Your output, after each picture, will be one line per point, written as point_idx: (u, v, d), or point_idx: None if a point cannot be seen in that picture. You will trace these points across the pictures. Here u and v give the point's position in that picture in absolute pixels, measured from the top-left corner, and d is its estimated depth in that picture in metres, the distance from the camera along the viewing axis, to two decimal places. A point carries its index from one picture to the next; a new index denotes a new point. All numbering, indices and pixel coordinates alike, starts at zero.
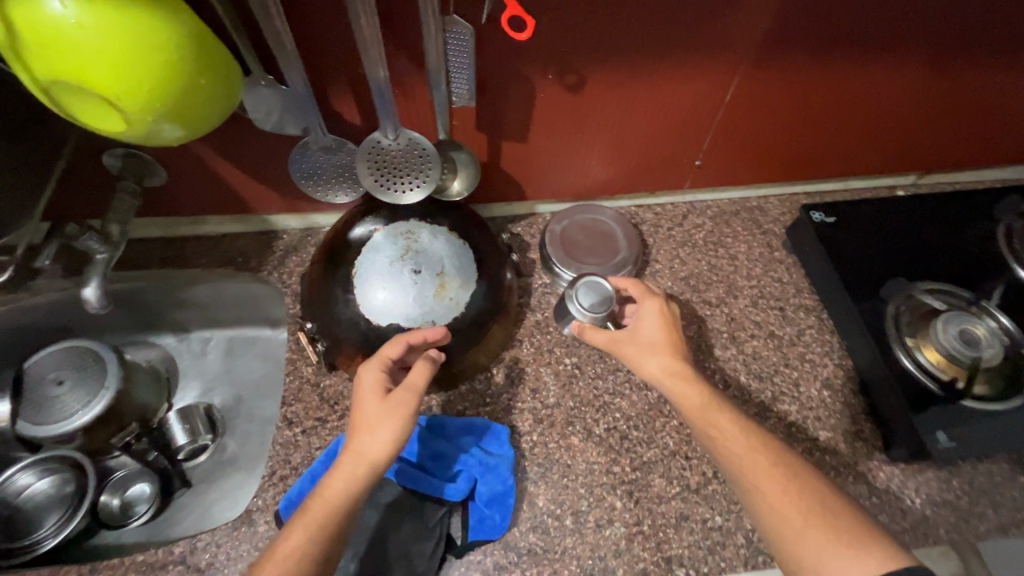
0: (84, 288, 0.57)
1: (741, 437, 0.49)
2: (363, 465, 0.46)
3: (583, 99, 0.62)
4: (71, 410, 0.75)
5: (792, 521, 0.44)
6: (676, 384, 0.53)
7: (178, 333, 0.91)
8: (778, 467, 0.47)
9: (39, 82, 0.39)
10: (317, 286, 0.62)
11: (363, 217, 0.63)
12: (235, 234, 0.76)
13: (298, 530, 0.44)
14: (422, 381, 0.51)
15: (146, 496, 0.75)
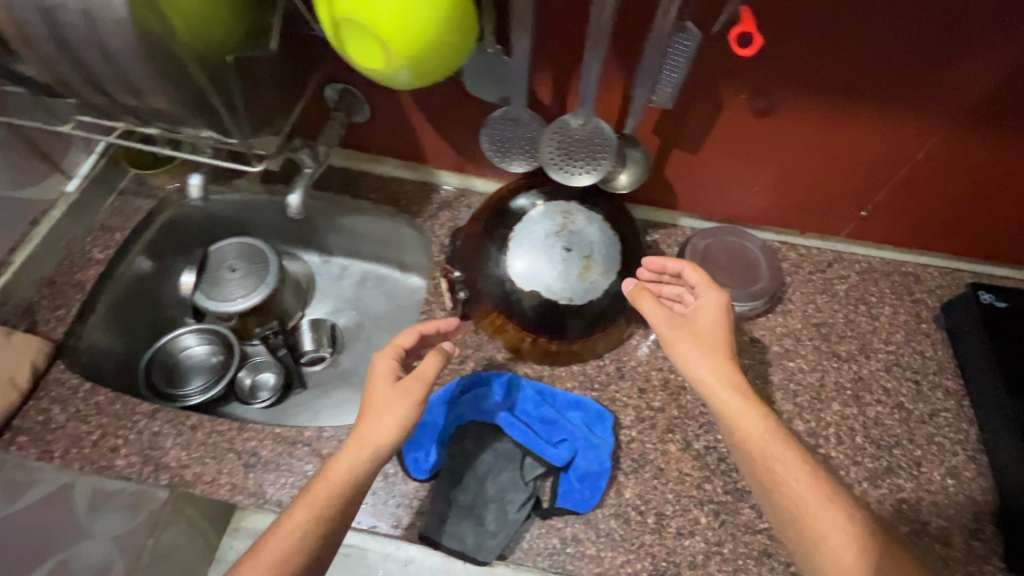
0: (290, 194, 0.66)
1: (785, 453, 0.51)
2: (367, 448, 0.52)
3: (770, 123, 0.62)
4: (234, 295, 0.86)
5: (805, 516, 0.49)
6: (722, 389, 0.54)
7: (323, 255, 1.01)
8: (793, 472, 0.50)
9: (333, 17, 0.47)
10: (474, 241, 0.68)
11: (527, 190, 0.68)
12: (401, 179, 0.85)
13: (302, 509, 0.50)
14: (430, 373, 0.56)
15: (269, 386, 0.88)
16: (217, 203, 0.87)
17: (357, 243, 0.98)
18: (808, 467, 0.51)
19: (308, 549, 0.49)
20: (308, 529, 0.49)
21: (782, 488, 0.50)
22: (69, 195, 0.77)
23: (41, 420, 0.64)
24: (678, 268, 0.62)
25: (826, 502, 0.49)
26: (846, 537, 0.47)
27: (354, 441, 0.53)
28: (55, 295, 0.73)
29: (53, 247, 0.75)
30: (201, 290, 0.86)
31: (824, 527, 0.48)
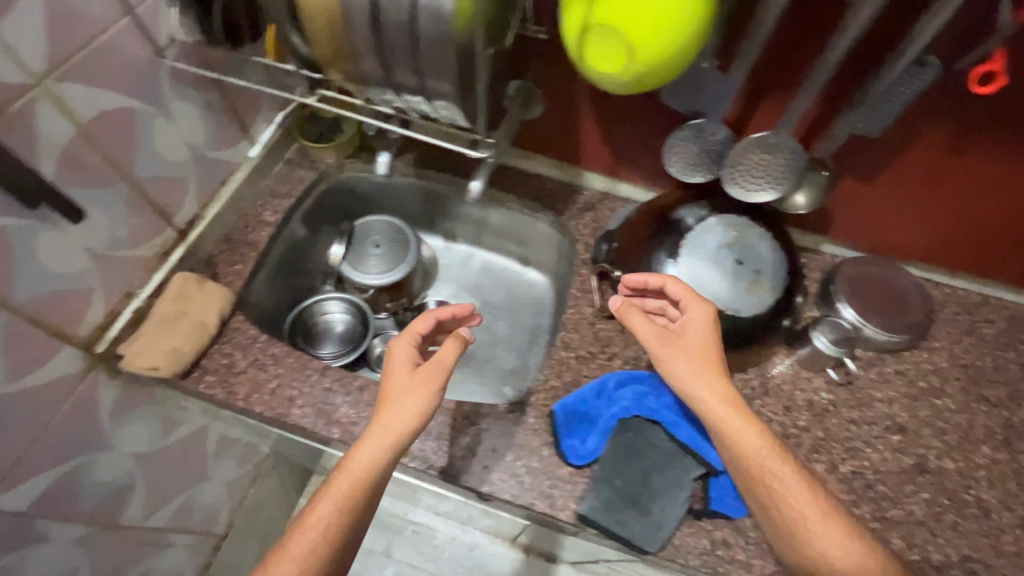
0: (471, 181, 0.70)
1: (792, 476, 0.54)
2: (390, 436, 0.58)
3: (963, 161, 0.62)
4: (369, 271, 0.89)
5: (795, 520, 0.53)
6: (717, 409, 0.57)
7: (447, 239, 1.04)
8: (775, 480, 0.54)
9: (587, 23, 0.51)
10: (639, 244, 0.71)
11: (692, 204, 0.70)
12: (547, 176, 0.88)
13: (327, 503, 0.56)
14: (449, 360, 0.62)
15: None
16: (360, 178, 0.92)
17: (483, 233, 1.01)
18: (790, 472, 0.55)
19: (338, 530, 0.55)
20: (330, 515, 0.55)
21: (769, 493, 0.54)
22: (250, 158, 0.82)
23: (225, 363, 0.70)
24: (660, 282, 0.63)
25: (822, 515, 0.53)
26: (832, 540, 0.52)
27: (378, 429, 0.58)
28: (233, 250, 0.78)
29: (233, 206, 0.80)
30: (346, 259, 0.90)
31: (816, 532, 0.52)
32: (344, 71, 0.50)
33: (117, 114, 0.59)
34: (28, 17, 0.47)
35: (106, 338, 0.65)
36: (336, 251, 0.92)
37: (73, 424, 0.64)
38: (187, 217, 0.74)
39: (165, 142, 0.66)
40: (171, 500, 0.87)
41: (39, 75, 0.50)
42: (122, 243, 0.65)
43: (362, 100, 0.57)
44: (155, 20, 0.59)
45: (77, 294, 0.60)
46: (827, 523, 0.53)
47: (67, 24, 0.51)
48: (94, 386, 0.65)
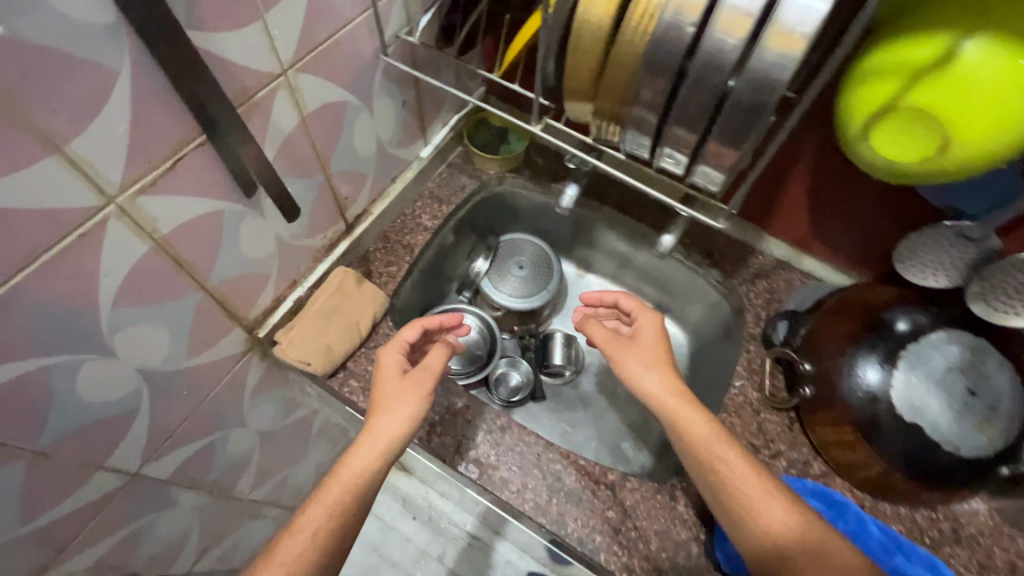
0: (663, 233, 0.64)
1: (747, 473, 0.52)
2: (380, 439, 0.57)
3: None
4: (505, 290, 0.86)
5: (744, 504, 0.50)
6: (670, 403, 0.56)
7: (581, 269, 0.98)
8: (709, 458, 0.52)
9: (894, 103, 0.42)
10: (836, 339, 0.61)
11: (906, 306, 0.61)
12: (719, 230, 0.80)
13: (316, 509, 0.54)
14: (436, 363, 0.63)
15: (510, 385, 0.85)
16: (516, 194, 0.87)
17: (624, 270, 0.94)
18: (736, 456, 0.52)
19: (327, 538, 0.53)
20: (323, 526, 0.53)
21: (709, 482, 0.52)
22: (420, 158, 0.80)
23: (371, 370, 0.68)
24: (615, 298, 0.70)
25: (792, 519, 0.50)
26: (797, 537, 0.49)
27: (372, 437, 0.57)
28: (389, 251, 0.77)
29: (395, 206, 0.78)
30: (490, 276, 0.86)
31: (766, 526, 0.49)
32: (603, 108, 0.46)
33: (333, 108, 0.57)
34: (293, 9, 0.45)
35: (268, 324, 0.64)
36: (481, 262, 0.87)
37: (222, 401, 0.64)
38: (356, 211, 0.72)
39: (361, 137, 0.64)
40: (273, 476, 0.88)
41: (286, 66, 0.48)
42: (303, 233, 0.63)
43: (592, 139, 0.52)
44: (389, 15, 0.56)
45: (258, 279, 0.60)
46: (773, 512, 0.50)
47: (320, 15, 0.48)
48: (247, 367, 0.65)
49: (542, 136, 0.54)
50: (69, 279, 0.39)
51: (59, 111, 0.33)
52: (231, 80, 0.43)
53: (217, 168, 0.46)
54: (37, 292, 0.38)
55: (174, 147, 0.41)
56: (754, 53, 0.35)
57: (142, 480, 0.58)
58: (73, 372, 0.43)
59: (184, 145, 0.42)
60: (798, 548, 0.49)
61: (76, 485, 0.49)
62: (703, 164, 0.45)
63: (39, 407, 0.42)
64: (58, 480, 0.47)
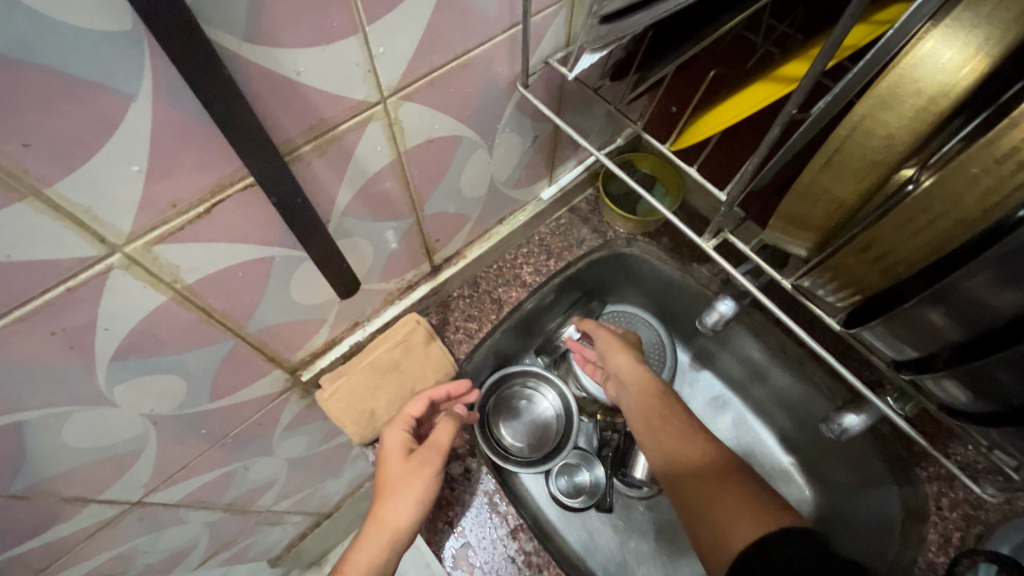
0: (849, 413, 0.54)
1: (682, 434, 0.54)
2: (386, 533, 0.50)
3: None
4: None
5: (664, 434, 0.55)
6: (631, 371, 0.60)
7: (699, 362, 0.75)
8: (655, 400, 0.57)
9: None
10: None
11: None
12: None
13: None
14: (443, 442, 0.53)
15: (577, 486, 0.64)
16: (644, 262, 0.68)
17: (756, 386, 0.71)
18: (674, 413, 0.56)
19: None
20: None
21: (649, 426, 0.56)
22: (540, 199, 0.65)
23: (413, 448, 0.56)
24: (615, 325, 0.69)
25: (722, 464, 0.51)
26: (710, 463, 0.52)
27: (376, 532, 0.50)
28: (475, 301, 0.64)
29: (496, 249, 0.65)
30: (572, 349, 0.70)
31: (671, 448, 0.53)
32: (837, 269, 0.29)
33: (442, 144, 0.43)
34: (409, 23, 0.32)
35: (315, 367, 0.55)
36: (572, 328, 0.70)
37: (249, 434, 0.56)
38: (447, 253, 0.60)
39: (472, 176, 0.51)
40: (300, 491, 0.81)
41: (387, 94, 0.35)
42: (376, 276, 0.52)
43: (794, 284, 0.34)
44: (542, 36, 0.41)
45: (312, 323, 0.50)
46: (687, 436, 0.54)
47: (447, 31, 0.35)
48: (283, 405, 0.56)
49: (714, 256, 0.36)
50: (54, 333, 0.30)
51: (38, 144, 0.23)
52: (304, 110, 0.31)
53: (270, 213, 0.35)
54: (7, 348, 0.29)
55: (213, 189, 0.31)
56: None
57: (145, 505, 0.52)
58: (56, 423, 0.35)
59: (226, 186, 0.31)
60: (702, 479, 0.50)
61: (59, 518, 0.43)
62: (961, 399, 0.30)
63: (11, 456, 0.35)
64: (37, 515, 0.41)
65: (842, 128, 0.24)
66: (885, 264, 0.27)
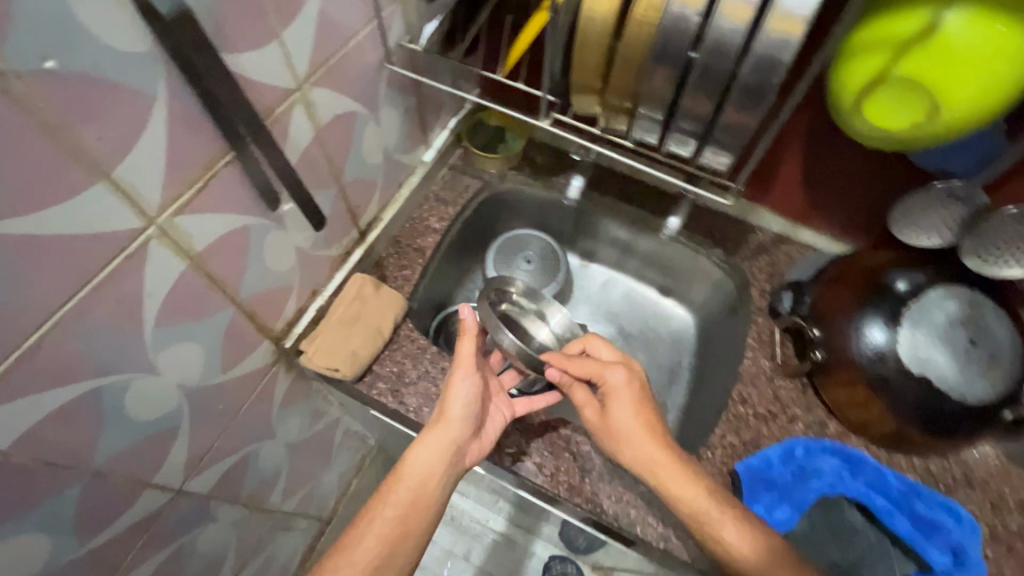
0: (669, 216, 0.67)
1: (729, 531, 0.55)
2: (432, 435, 0.59)
3: None
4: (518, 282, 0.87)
5: (701, 513, 0.55)
6: (652, 475, 0.58)
7: (585, 259, 0.98)
8: (695, 508, 0.55)
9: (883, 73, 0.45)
10: (843, 303, 0.65)
11: (899, 272, 0.63)
12: (718, 211, 0.83)
13: (382, 509, 0.56)
14: (465, 356, 0.61)
15: None
16: (519, 191, 0.89)
17: (628, 258, 0.94)
18: (716, 499, 0.56)
19: (389, 540, 0.55)
20: (383, 532, 0.55)
21: (694, 518, 0.55)
22: (424, 163, 0.82)
23: (395, 371, 0.69)
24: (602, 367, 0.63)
25: (741, 516, 0.56)
26: (747, 544, 0.54)
27: (430, 434, 0.59)
28: (401, 255, 0.79)
29: (404, 211, 0.80)
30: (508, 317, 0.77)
31: (731, 546, 0.54)
32: (613, 99, 0.48)
33: (345, 118, 0.58)
34: (305, 26, 0.47)
35: (293, 334, 0.66)
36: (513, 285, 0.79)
37: (253, 414, 0.65)
38: (368, 220, 0.74)
39: (371, 146, 0.66)
40: (300, 488, 0.89)
41: (301, 80, 0.49)
42: (321, 244, 0.65)
43: (601, 127, 0.53)
44: (392, 26, 0.58)
45: (282, 291, 0.61)
46: (698, 482, 0.57)
47: (331, 28, 0.50)
48: (274, 380, 0.67)
49: (551, 129, 0.54)
50: (118, 300, 0.41)
51: (104, 138, 0.35)
52: (253, 97, 0.45)
53: (244, 184, 0.48)
54: (90, 314, 0.39)
55: (207, 165, 0.43)
56: (755, 36, 0.37)
57: (184, 496, 0.59)
58: (121, 391, 0.44)
59: (215, 162, 0.44)
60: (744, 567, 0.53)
61: (125, 503, 0.51)
62: (711, 147, 0.47)
63: (94, 427, 0.43)
64: (110, 498, 0.48)
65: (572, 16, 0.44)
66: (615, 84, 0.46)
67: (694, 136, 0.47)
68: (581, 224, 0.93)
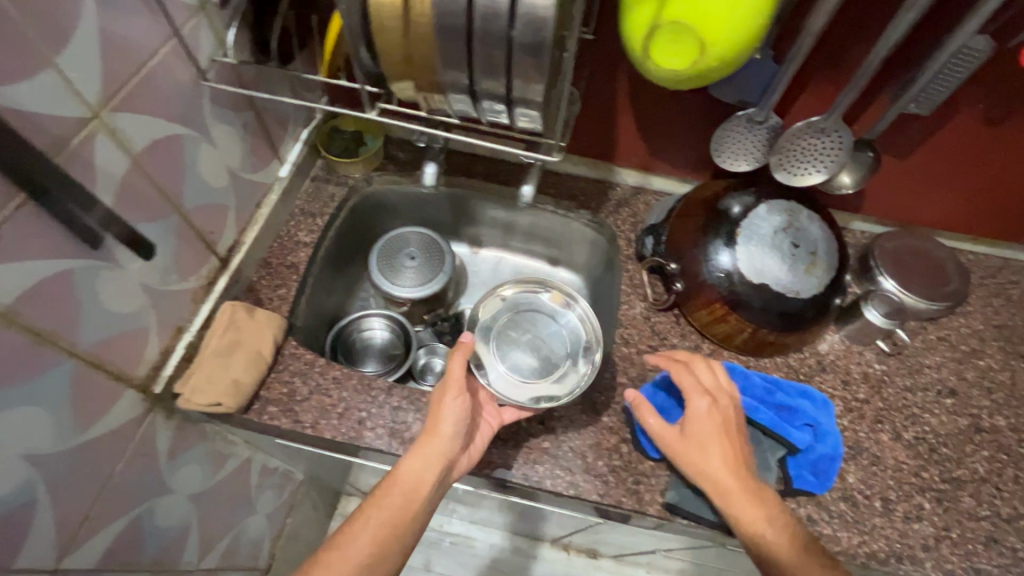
0: None
1: (778, 532, 0.55)
2: (426, 448, 0.57)
3: (999, 134, 0.65)
4: (405, 282, 0.87)
5: (740, 518, 0.56)
6: (718, 488, 0.57)
7: (474, 246, 0.99)
8: (756, 510, 0.56)
9: (656, 23, 0.51)
10: (690, 235, 0.71)
11: (735, 195, 0.71)
12: (579, 176, 0.88)
13: (375, 512, 0.56)
14: (455, 374, 0.59)
15: (436, 370, 0.88)
16: (388, 191, 0.89)
17: (511, 236, 0.96)
18: (769, 503, 0.57)
19: (377, 544, 0.55)
20: (376, 531, 0.55)
21: (751, 526, 0.56)
22: (280, 178, 0.80)
23: (286, 391, 0.68)
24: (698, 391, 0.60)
25: (778, 512, 0.57)
26: (783, 532, 0.55)
27: (421, 445, 0.57)
28: (274, 275, 0.76)
29: (268, 230, 0.77)
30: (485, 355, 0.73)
31: (774, 541, 0.55)
32: (423, 82, 0.49)
33: (167, 142, 0.56)
34: (85, 49, 0.45)
35: (162, 377, 0.63)
36: (543, 289, 0.79)
37: (135, 470, 0.61)
38: (227, 245, 0.71)
39: (209, 168, 0.63)
40: (221, 538, 0.84)
41: (97, 108, 0.47)
42: (173, 276, 0.62)
43: (426, 111, 0.55)
44: (198, 41, 0.56)
45: (135, 333, 0.58)
46: (756, 496, 0.57)
47: (120, 50, 0.48)
48: (153, 429, 0.62)
49: (379, 119, 0.56)
50: None
51: None
52: (38, 131, 0.42)
53: (51, 225, 0.45)
54: None
55: None
56: (519, 3, 0.40)
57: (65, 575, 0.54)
58: None
59: (4, 206, 0.41)
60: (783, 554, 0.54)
61: None
62: (520, 107, 0.49)
63: None
64: None
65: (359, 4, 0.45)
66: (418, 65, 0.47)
67: (501, 106, 0.50)
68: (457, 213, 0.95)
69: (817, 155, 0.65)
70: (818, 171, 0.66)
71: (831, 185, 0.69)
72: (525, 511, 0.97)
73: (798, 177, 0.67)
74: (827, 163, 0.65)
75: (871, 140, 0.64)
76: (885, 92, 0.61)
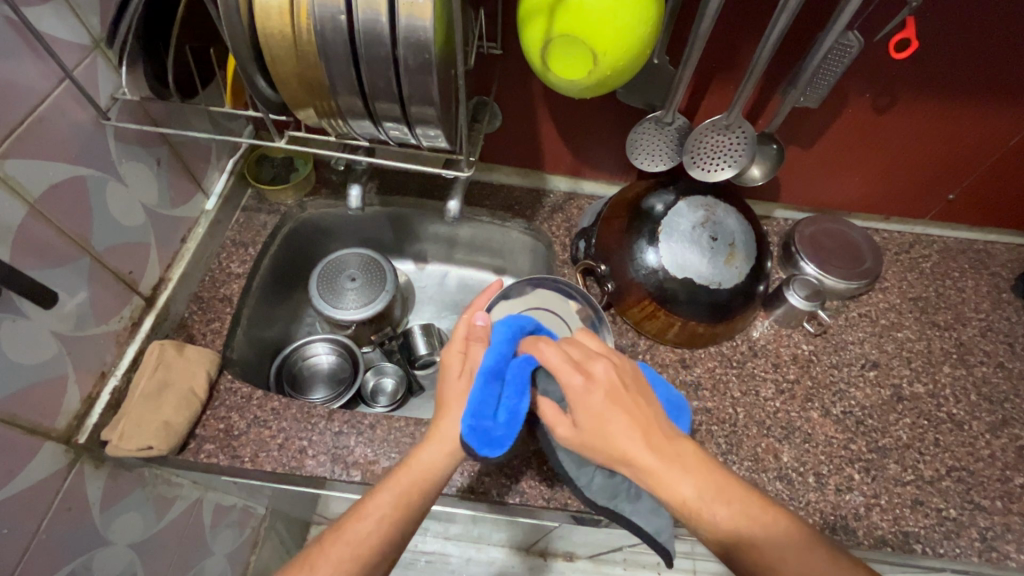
0: (448, 201, 0.74)
1: (765, 518, 0.45)
2: (449, 444, 0.52)
3: (887, 119, 0.70)
4: (348, 304, 0.84)
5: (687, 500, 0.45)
6: (674, 474, 0.46)
7: (418, 262, 0.99)
8: (724, 480, 0.46)
9: (548, 37, 0.53)
10: (616, 236, 0.73)
11: (656, 193, 0.73)
12: (513, 185, 0.89)
13: (387, 496, 0.50)
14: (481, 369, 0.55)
15: (386, 392, 0.86)
16: (324, 215, 0.88)
17: (455, 249, 0.96)
18: (743, 494, 0.46)
19: (386, 530, 0.48)
20: (386, 522, 0.48)
21: (704, 507, 0.45)
22: (207, 211, 0.79)
23: (223, 428, 0.66)
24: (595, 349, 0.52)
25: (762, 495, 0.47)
26: (781, 530, 0.45)
27: (439, 435, 0.53)
28: (206, 309, 0.75)
29: (197, 264, 0.76)
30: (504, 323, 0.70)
31: (757, 537, 0.44)
32: (322, 109, 0.50)
33: (68, 185, 0.55)
34: None
35: (87, 427, 0.61)
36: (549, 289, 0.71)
37: (65, 525, 0.59)
38: (152, 283, 0.70)
39: (121, 207, 0.62)
40: None
41: None
42: (90, 321, 0.61)
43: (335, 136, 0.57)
44: (94, 81, 0.55)
45: (51, 382, 0.57)
46: (695, 464, 0.47)
47: (4, 96, 0.47)
48: (81, 481, 0.60)
49: (289, 146, 0.60)
50: None
51: None
52: None
53: None
54: None
55: None
56: (398, 25, 0.42)
57: None
58: None
59: None
60: (784, 550, 0.44)
61: None
62: (419, 126, 0.50)
63: None
64: None
65: (248, 39, 0.46)
66: (315, 95, 0.48)
67: (403, 126, 0.51)
68: (396, 232, 0.94)
69: (723, 151, 0.70)
70: (726, 167, 0.71)
71: (742, 178, 0.75)
72: (490, 522, 0.96)
73: (708, 173, 0.72)
74: (732, 158, 0.70)
75: (770, 133, 0.70)
76: (779, 89, 0.67)
